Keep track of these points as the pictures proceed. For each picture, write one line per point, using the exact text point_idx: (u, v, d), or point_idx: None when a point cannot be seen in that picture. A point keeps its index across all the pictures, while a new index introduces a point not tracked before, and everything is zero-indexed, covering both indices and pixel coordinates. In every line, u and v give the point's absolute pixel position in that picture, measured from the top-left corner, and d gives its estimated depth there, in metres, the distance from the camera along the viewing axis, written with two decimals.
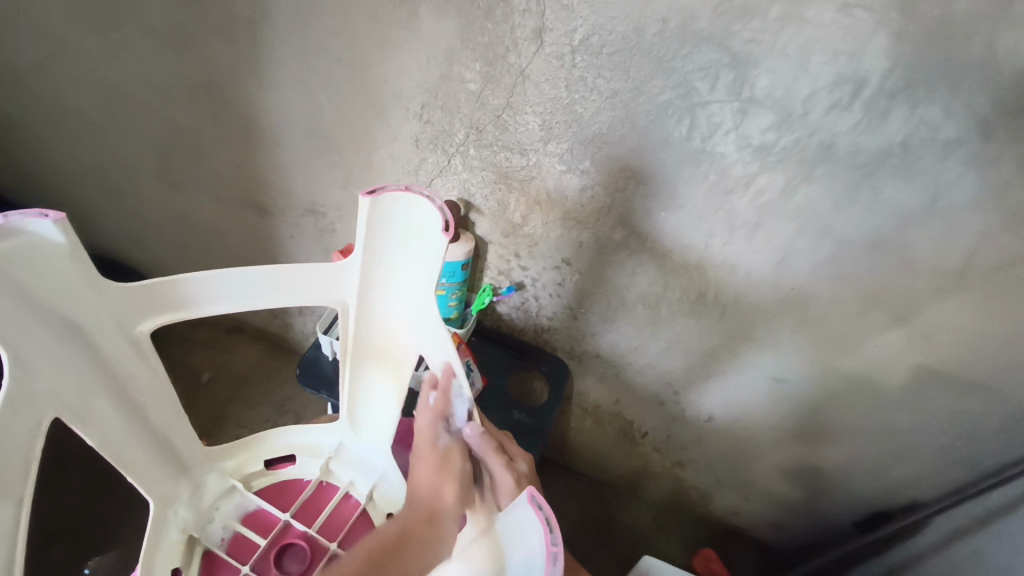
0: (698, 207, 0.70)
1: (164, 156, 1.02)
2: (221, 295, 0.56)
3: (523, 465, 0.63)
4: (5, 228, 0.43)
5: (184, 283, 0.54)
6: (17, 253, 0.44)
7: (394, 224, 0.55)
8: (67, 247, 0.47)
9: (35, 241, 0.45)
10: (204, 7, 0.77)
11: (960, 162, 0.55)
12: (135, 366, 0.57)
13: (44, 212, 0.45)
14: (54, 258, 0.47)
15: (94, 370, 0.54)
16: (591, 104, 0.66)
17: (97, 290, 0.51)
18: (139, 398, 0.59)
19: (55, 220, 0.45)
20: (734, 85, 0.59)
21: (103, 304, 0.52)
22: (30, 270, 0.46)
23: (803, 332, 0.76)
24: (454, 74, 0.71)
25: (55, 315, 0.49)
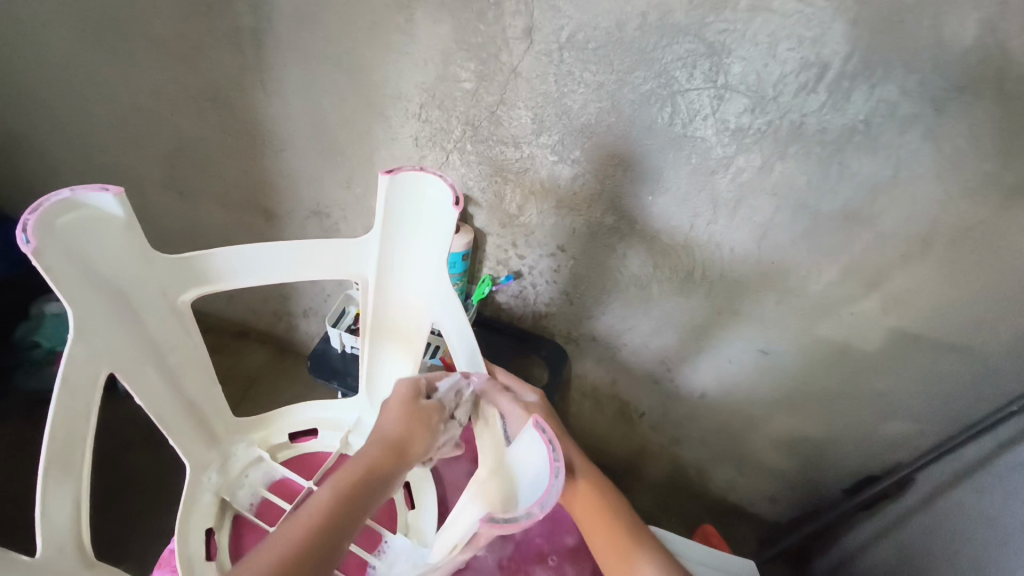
0: (682, 190, 0.75)
1: (171, 164, 1.06)
2: (250, 270, 0.59)
3: (534, 396, 0.64)
4: (73, 201, 0.47)
5: (216, 257, 0.57)
6: (82, 225, 0.49)
7: (408, 202, 0.58)
8: (122, 221, 0.52)
9: (97, 215, 0.50)
10: (209, 20, 0.81)
11: (918, 136, 0.60)
12: (177, 337, 0.60)
13: (105, 186, 0.49)
14: (110, 231, 0.51)
15: (143, 341, 0.57)
16: (580, 97, 0.72)
17: (145, 262, 0.55)
18: (177, 370, 0.61)
19: (114, 193, 0.49)
20: (710, 73, 0.64)
21: (149, 276, 0.56)
22: (93, 242, 0.50)
23: (786, 304, 0.81)
24: (450, 74, 0.76)
25: (111, 284, 0.53)
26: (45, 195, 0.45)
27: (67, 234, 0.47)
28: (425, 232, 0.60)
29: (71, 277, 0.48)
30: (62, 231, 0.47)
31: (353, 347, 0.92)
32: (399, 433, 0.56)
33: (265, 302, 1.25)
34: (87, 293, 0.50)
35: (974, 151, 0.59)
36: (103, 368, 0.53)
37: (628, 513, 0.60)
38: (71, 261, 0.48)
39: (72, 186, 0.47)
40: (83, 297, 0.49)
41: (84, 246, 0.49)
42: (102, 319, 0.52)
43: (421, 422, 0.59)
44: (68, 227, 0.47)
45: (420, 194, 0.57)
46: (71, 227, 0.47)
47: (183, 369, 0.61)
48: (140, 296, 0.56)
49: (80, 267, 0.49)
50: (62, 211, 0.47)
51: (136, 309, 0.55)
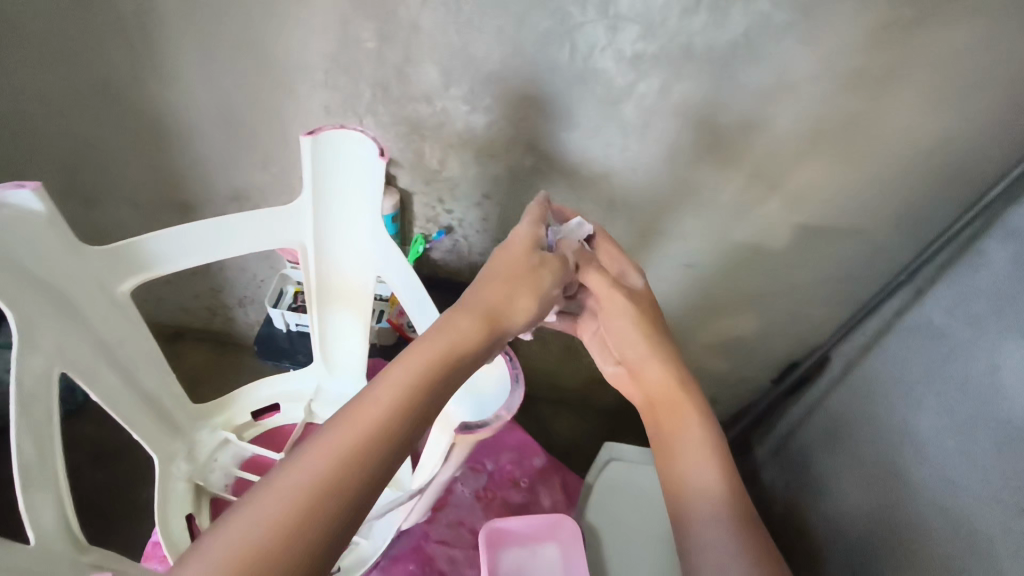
0: (592, 122, 0.79)
1: (68, 170, 1.00)
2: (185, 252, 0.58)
3: (639, 281, 0.72)
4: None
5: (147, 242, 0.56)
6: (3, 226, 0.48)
7: (335, 163, 0.60)
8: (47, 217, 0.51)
9: (19, 214, 0.49)
10: (84, 9, 0.77)
11: (792, 43, 0.67)
12: (124, 330, 0.59)
13: (20, 183, 0.48)
14: (35, 230, 0.50)
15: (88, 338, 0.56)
16: (483, 44, 0.74)
17: (77, 257, 0.54)
18: (129, 365, 0.61)
19: (32, 188, 0.48)
20: (602, 6, 0.68)
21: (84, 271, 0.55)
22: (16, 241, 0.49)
23: (700, 217, 0.88)
24: (351, 36, 0.76)
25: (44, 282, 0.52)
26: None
27: None
28: (355, 192, 0.62)
29: None
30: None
31: (297, 324, 0.93)
32: (492, 296, 0.58)
33: (197, 300, 1.22)
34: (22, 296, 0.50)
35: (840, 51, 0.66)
36: (52, 367, 0.53)
37: (715, 431, 0.62)
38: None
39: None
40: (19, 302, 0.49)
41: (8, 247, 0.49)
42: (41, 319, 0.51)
43: (521, 282, 0.60)
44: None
45: (345, 152, 0.59)
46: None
47: (135, 365, 0.61)
48: (77, 292, 0.55)
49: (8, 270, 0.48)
50: None
51: (75, 306, 0.55)
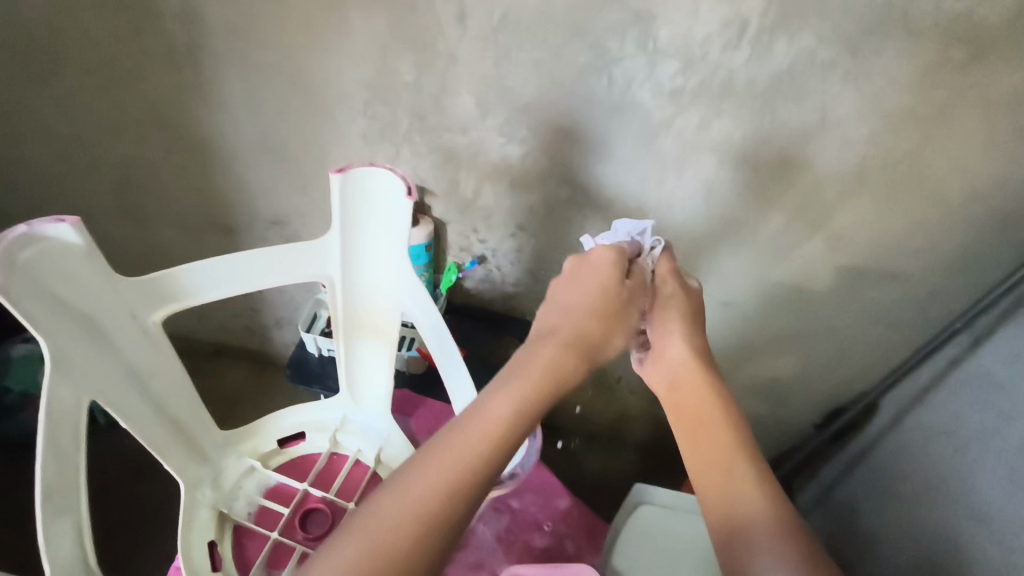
0: (629, 157, 0.78)
1: (124, 190, 1.07)
2: (216, 284, 0.60)
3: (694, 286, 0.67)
4: (32, 234, 0.47)
5: (187, 273, 0.58)
6: (45, 254, 0.49)
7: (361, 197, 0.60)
8: (84, 249, 0.51)
9: (56, 245, 0.50)
10: (142, 38, 0.82)
11: (838, 79, 0.65)
12: (157, 363, 0.61)
13: (61, 217, 0.49)
14: (71, 258, 0.51)
15: (117, 365, 0.57)
16: (520, 76, 0.74)
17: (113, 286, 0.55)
18: (161, 397, 0.62)
19: (72, 222, 0.49)
20: (641, 40, 0.67)
21: (120, 302, 0.56)
22: (56, 268, 0.50)
23: (740, 254, 0.86)
24: (390, 68, 0.76)
25: (81, 313, 0.53)
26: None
27: (28, 270, 0.47)
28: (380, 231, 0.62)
29: (42, 308, 0.49)
30: (25, 263, 0.47)
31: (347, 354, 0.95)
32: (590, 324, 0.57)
33: (235, 318, 1.23)
34: (40, 303, 0.48)
35: (890, 88, 0.65)
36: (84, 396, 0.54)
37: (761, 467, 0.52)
38: (38, 291, 0.48)
39: (29, 220, 0.47)
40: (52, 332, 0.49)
41: (51, 273, 0.50)
42: (74, 344, 0.52)
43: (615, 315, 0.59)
44: (28, 258, 0.47)
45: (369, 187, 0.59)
46: (33, 257, 0.48)
47: (167, 397, 0.63)
48: (110, 318, 0.56)
49: (43, 296, 0.49)
50: (23, 245, 0.47)
51: (105, 331, 0.56)
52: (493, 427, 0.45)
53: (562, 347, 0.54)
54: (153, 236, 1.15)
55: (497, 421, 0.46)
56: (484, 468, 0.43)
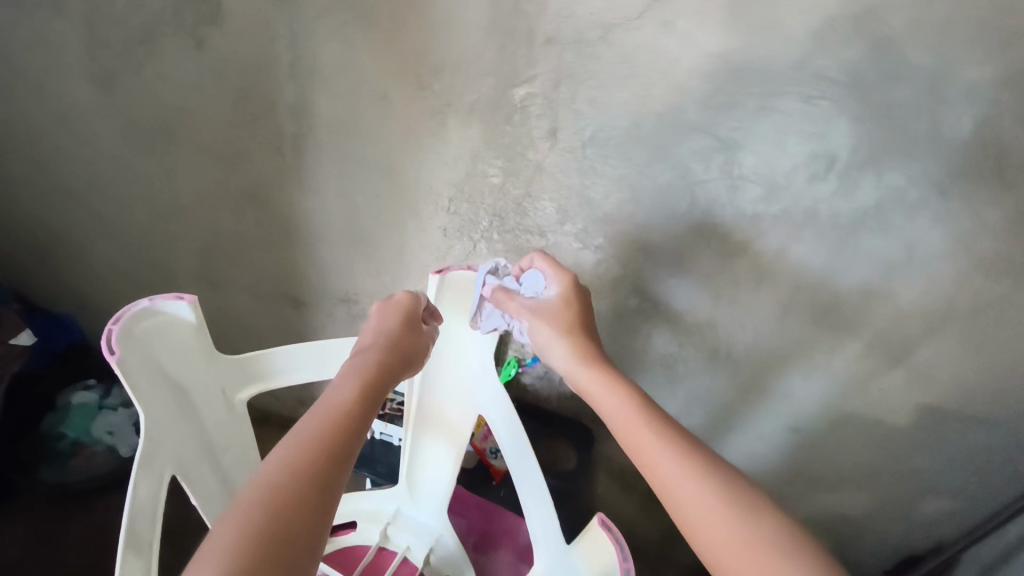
0: (704, 272, 0.79)
1: (207, 258, 1.13)
2: (297, 368, 0.69)
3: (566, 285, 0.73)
4: (150, 308, 0.59)
5: (270, 357, 0.67)
6: (158, 327, 0.60)
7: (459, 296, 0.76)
8: (192, 325, 0.62)
9: (170, 319, 0.61)
10: (254, 126, 0.89)
11: (926, 218, 0.65)
12: (234, 439, 0.69)
13: (180, 295, 0.59)
14: (179, 331, 0.61)
15: (199, 436, 0.65)
16: (602, 188, 0.77)
17: (210, 363, 0.65)
18: (230, 472, 0.69)
19: (186, 299, 0.60)
20: (725, 166, 0.69)
21: (212, 378, 0.65)
22: (166, 341, 0.61)
23: (813, 379, 0.84)
24: (479, 170, 0.81)
25: (178, 384, 0.63)
26: (129, 303, 0.57)
27: (141, 336, 0.58)
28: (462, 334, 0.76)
29: (145, 371, 0.58)
30: (139, 333, 0.58)
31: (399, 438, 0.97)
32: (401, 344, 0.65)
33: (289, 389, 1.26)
34: (146, 372, 0.58)
35: (981, 232, 0.64)
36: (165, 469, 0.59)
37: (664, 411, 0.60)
38: (146, 357, 0.59)
39: (150, 295, 0.59)
40: (147, 400, 0.58)
41: (160, 344, 0.60)
42: (169, 413, 0.60)
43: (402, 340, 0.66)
44: (144, 329, 0.59)
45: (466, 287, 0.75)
46: (147, 329, 0.59)
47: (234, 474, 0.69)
48: (201, 393, 0.65)
49: (152, 362, 0.60)
50: (142, 317, 0.58)
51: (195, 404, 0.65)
52: (334, 408, 0.53)
53: (384, 357, 0.62)
54: (224, 303, 1.20)
55: (342, 422, 0.52)
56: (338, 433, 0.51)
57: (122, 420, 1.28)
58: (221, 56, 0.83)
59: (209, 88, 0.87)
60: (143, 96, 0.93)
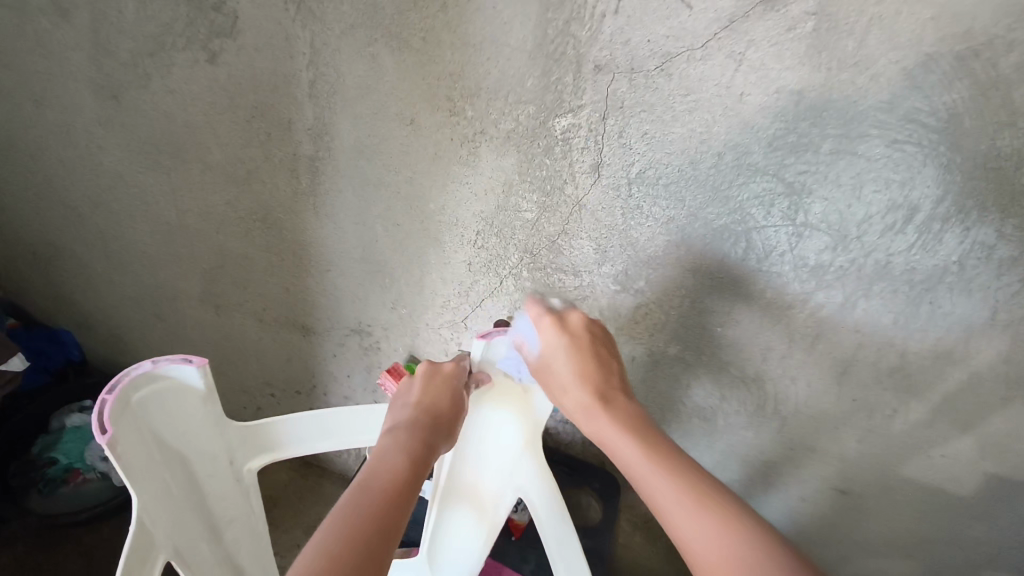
0: (756, 322, 0.72)
1: (211, 280, 1.07)
2: (312, 437, 0.65)
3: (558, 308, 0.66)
4: (153, 373, 0.54)
5: (283, 425, 0.64)
6: (160, 393, 0.55)
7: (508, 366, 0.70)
8: (201, 390, 0.58)
9: (177, 383, 0.56)
10: (267, 145, 0.83)
11: (1017, 279, 0.57)
12: (236, 510, 0.65)
13: (188, 358, 0.55)
14: (186, 396, 0.57)
15: (200, 510, 0.61)
16: (647, 230, 0.70)
17: (216, 429, 0.61)
18: (230, 547, 0.65)
19: (196, 363, 0.55)
20: (789, 212, 0.63)
21: (217, 445, 0.62)
22: (169, 408, 0.56)
23: (868, 442, 0.77)
24: (511, 204, 0.74)
25: (179, 455, 0.58)
26: (128, 367, 0.52)
27: (143, 405, 0.54)
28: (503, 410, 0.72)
29: (142, 449, 0.53)
30: (136, 403, 0.53)
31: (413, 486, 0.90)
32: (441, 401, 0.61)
33: None
34: (143, 447, 0.53)
35: None
36: (161, 555, 0.53)
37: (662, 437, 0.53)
38: (144, 429, 0.54)
39: (154, 358, 0.54)
40: (147, 478, 0.53)
41: (161, 412, 0.56)
42: (167, 491, 0.56)
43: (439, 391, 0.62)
44: (142, 397, 0.54)
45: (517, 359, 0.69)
46: (146, 398, 0.54)
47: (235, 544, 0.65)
48: (205, 462, 0.61)
49: (148, 435, 0.54)
50: (144, 383, 0.53)
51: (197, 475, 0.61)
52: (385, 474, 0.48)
53: (418, 422, 0.57)
54: (228, 327, 1.14)
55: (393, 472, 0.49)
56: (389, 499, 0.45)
57: None
58: (235, 71, 0.77)
59: (221, 104, 0.81)
60: (151, 111, 0.87)
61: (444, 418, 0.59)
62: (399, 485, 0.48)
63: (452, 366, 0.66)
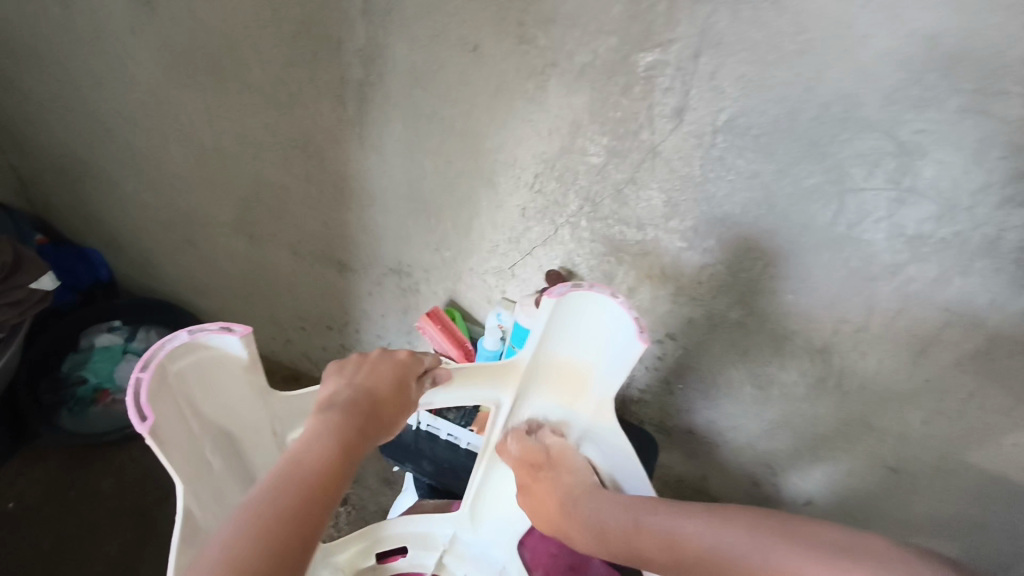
0: (833, 293, 0.67)
1: (245, 208, 1.03)
2: None
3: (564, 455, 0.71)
4: (191, 343, 0.48)
5: None
6: (199, 362, 0.49)
7: (583, 322, 0.64)
8: (246, 362, 0.51)
9: (219, 353, 0.50)
10: (312, 67, 0.76)
11: None
12: None
13: (231, 328, 0.49)
14: (229, 366, 0.51)
15: (242, 478, 0.57)
16: (727, 184, 0.64)
17: (262, 402, 0.55)
18: None
19: (240, 335, 0.49)
20: (896, 174, 0.56)
21: (260, 417, 0.56)
22: (208, 379, 0.51)
23: (934, 424, 0.73)
24: (577, 146, 0.68)
25: (220, 424, 0.53)
26: (162, 337, 0.47)
27: (179, 378, 0.48)
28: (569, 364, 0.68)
29: (181, 422, 0.49)
30: (174, 375, 0.48)
31: (448, 433, 0.88)
32: (378, 380, 0.55)
33: (322, 352, 1.23)
34: (182, 425, 0.49)
35: None
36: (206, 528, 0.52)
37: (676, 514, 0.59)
38: (182, 405, 0.49)
39: (190, 326, 0.48)
40: (185, 454, 0.49)
41: (202, 382, 0.50)
42: (206, 465, 0.52)
43: (382, 371, 0.55)
44: (180, 369, 0.48)
45: (592, 316, 0.64)
46: (185, 369, 0.48)
47: None
48: (247, 434, 0.56)
49: (187, 408, 0.50)
50: (180, 355, 0.48)
51: (240, 446, 0.56)
52: (305, 473, 0.45)
53: (355, 408, 0.52)
54: (260, 258, 1.11)
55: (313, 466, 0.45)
56: (295, 511, 0.42)
57: None
58: None
59: (263, 18, 0.75)
60: (187, 21, 0.80)
61: (386, 408, 0.54)
62: (315, 496, 0.44)
63: (406, 355, 0.57)
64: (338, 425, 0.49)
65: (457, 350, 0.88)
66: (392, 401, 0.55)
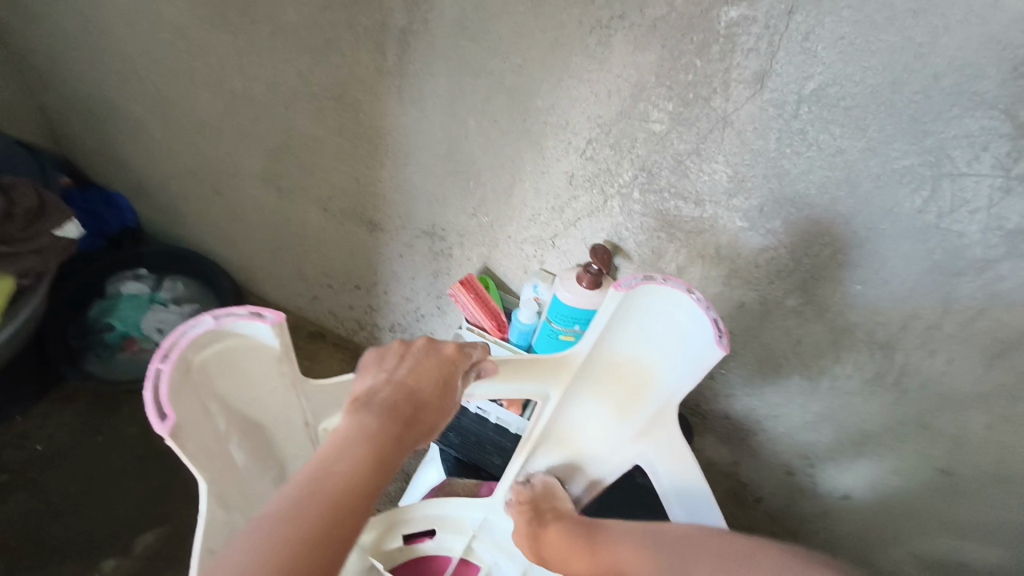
0: (908, 285, 0.61)
1: (274, 159, 0.99)
2: None
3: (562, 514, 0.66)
4: (216, 330, 0.46)
5: None
6: (224, 350, 0.47)
7: (650, 315, 0.61)
8: (277, 349, 0.49)
9: (246, 340, 0.48)
10: (352, 10, 0.70)
11: None
12: None
13: (260, 314, 0.46)
14: (256, 353, 0.49)
15: (270, 461, 0.55)
16: (804, 161, 0.58)
17: (293, 390, 0.53)
18: None
19: (270, 322, 0.46)
20: (1005, 160, 0.50)
21: (291, 405, 0.54)
22: (234, 367, 0.49)
23: (999, 431, 0.68)
24: (638, 111, 0.62)
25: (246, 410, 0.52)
26: (184, 323, 0.45)
27: (203, 366, 0.46)
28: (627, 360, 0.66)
29: (202, 410, 0.47)
30: (197, 366, 0.46)
31: (478, 406, 0.86)
32: (421, 375, 0.52)
33: (348, 310, 1.21)
34: (204, 414, 0.47)
35: None
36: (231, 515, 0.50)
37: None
38: (205, 395, 0.47)
39: (215, 311, 0.46)
40: (207, 438, 0.47)
41: (227, 370, 0.49)
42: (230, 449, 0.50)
43: (425, 366, 0.53)
44: (203, 358, 0.46)
45: (667, 313, 0.60)
46: (207, 358, 0.46)
47: None
48: (279, 423, 0.55)
49: (210, 397, 0.48)
50: (203, 342, 0.45)
51: (272, 435, 0.55)
52: (332, 478, 0.42)
53: (394, 405, 0.49)
54: (288, 212, 1.07)
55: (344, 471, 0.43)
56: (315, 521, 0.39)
57: (173, 319, 1.23)
58: None
59: None
60: None
61: (430, 406, 0.51)
62: (342, 505, 0.41)
63: (451, 350, 0.55)
64: (374, 426, 0.46)
65: (491, 322, 0.84)
66: (436, 398, 0.52)
